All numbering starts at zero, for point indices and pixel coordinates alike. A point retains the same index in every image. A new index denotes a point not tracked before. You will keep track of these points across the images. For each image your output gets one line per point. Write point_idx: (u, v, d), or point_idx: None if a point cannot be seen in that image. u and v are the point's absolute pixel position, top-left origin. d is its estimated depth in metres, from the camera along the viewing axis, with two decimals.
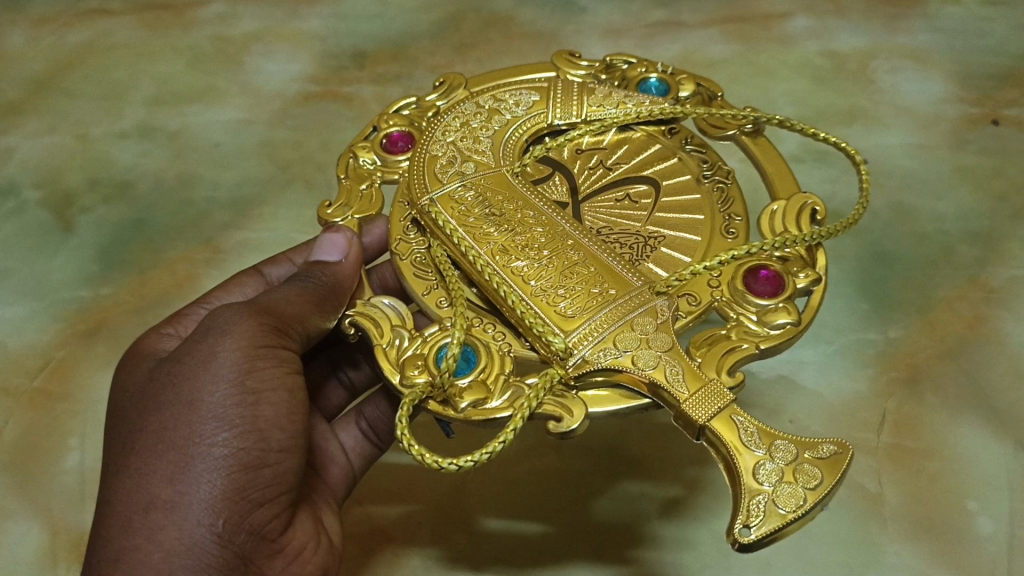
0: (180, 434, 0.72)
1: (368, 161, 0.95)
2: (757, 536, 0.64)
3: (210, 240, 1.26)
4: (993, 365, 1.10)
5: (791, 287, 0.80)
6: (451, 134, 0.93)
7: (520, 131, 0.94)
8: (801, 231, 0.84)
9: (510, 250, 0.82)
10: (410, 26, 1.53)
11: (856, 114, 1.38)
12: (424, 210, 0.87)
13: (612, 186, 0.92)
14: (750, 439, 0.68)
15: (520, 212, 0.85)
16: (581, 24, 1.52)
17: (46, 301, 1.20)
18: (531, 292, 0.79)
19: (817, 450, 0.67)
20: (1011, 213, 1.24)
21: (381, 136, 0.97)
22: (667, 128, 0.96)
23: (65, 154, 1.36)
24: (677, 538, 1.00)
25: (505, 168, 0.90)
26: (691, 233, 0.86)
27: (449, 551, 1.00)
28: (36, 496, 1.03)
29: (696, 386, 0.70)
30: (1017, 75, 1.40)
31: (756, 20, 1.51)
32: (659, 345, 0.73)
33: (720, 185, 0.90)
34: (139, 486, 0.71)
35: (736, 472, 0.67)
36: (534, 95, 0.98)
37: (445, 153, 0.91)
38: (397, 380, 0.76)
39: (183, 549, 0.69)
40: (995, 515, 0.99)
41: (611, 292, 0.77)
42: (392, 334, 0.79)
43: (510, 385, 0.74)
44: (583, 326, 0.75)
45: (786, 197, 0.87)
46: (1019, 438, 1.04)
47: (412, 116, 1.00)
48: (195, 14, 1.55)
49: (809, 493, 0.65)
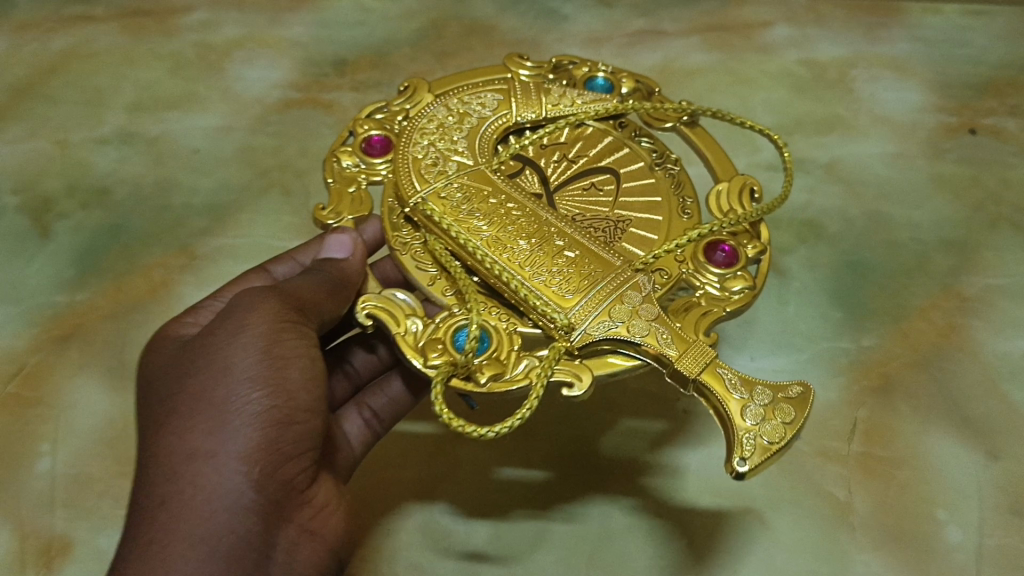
0: (212, 391, 0.72)
1: (351, 164, 0.93)
2: (751, 467, 0.68)
3: (187, 246, 1.26)
4: (966, 374, 1.10)
5: (743, 257, 0.84)
6: (428, 137, 0.92)
7: (490, 130, 0.94)
8: (744, 208, 0.88)
9: (503, 242, 0.82)
10: (394, 33, 1.54)
11: (834, 123, 1.38)
12: (415, 210, 0.85)
13: (577, 177, 0.92)
14: (732, 385, 0.72)
15: (501, 204, 0.85)
16: (562, 33, 1.53)
17: (21, 306, 1.20)
18: (529, 278, 0.80)
19: (786, 391, 0.72)
20: (986, 222, 1.25)
21: (360, 140, 0.94)
22: (616, 122, 0.97)
23: (44, 160, 1.36)
24: (648, 545, 0.98)
25: (484, 166, 0.89)
26: (649, 212, 0.89)
27: (417, 559, 0.98)
28: (5, 502, 1.03)
29: (683, 346, 0.74)
30: (995, 85, 1.41)
31: (737, 29, 1.52)
32: (649, 314, 0.76)
33: (671, 171, 0.92)
34: (178, 438, 0.71)
35: (725, 418, 0.71)
36: (496, 95, 0.97)
37: (427, 154, 0.90)
38: (419, 362, 0.75)
39: (222, 495, 0.68)
40: (964, 525, 0.99)
41: (597, 271, 0.79)
42: (407, 320, 0.78)
43: (522, 358, 0.76)
44: (581, 303, 0.77)
45: (726, 178, 0.91)
46: (990, 447, 1.04)
47: (386, 119, 0.97)
48: (178, 20, 1.56)
49: (789, 426, 0.70)
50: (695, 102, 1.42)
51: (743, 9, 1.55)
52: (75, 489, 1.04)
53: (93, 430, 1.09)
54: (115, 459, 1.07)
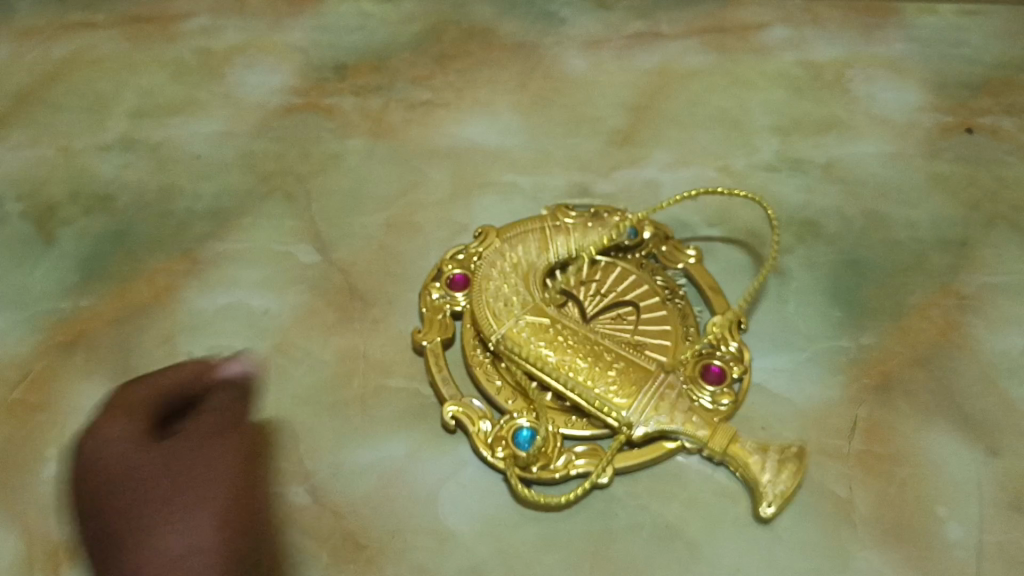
0: (123, 462, 0.99)
1: (438, 294, 1.16)
2: (772, 512, 0.99)
3: (190, 251, 1.26)
4: (965, 372, 1.11)
5: (730, 368, 1.08)
6: (498, 279, 1.14)
7: (542, 267, 1.16)
8: (735, 341, 1.11)
9: (568, 363, 1.06)
10: (393, 38, 1.55)
11: (832, 123, 1.39)
12: (497, 345, 1.09)
13: (608, 308, 1.14)
14: (750, 450, 1.02)
15: (560, 333, 1.09)
16: (560, 36, 1.54)
17: (25, 312, 1.21)
18: (587, 390, 1.05)
19: (789, 449, 1.02)
20: (983, 221, 1.26)
21: (445, 277, 1.18)
22: (635, 258, 1.20)
23: (47, 167, 1.37)
24: (651, 545, 0.99)
25: (540, 303, 1.12)
26: (660, 338, 1.11)
27: (422, 561, 0.98)
28: (13, 507, 1.04)
29: (711, 428, 1.03)
30: (990, 84, 1.43)
31: (734, 31, 1.53)
32: (682, 407, 1.04)
33: (678, 304, 1.14)
34: (151, 505, 0.93)
35: (747, 477, 1.01)
36: (536, 243, 1.19)
37: (498, 301, 1.12)
38: (490, 455, 1.03)
39: (143, 534, 0.91)
40: (965, 522, 1.00)
41: (639, 378, 1.05)
42: (480, 422, 1.06)
43: (564, 453, 1.03)
44: (634, 405, 1.04)
45: (722, 311, 1.13)
46: (989, 444, 1.05)
47: (466, 258, 1.20)
48: (179, 28, 1.57)
49: (795, 475, 1.00)
50: (694, 103, 1.43)
51: (740, 10, 1.56)
52: None
53: None
54: None
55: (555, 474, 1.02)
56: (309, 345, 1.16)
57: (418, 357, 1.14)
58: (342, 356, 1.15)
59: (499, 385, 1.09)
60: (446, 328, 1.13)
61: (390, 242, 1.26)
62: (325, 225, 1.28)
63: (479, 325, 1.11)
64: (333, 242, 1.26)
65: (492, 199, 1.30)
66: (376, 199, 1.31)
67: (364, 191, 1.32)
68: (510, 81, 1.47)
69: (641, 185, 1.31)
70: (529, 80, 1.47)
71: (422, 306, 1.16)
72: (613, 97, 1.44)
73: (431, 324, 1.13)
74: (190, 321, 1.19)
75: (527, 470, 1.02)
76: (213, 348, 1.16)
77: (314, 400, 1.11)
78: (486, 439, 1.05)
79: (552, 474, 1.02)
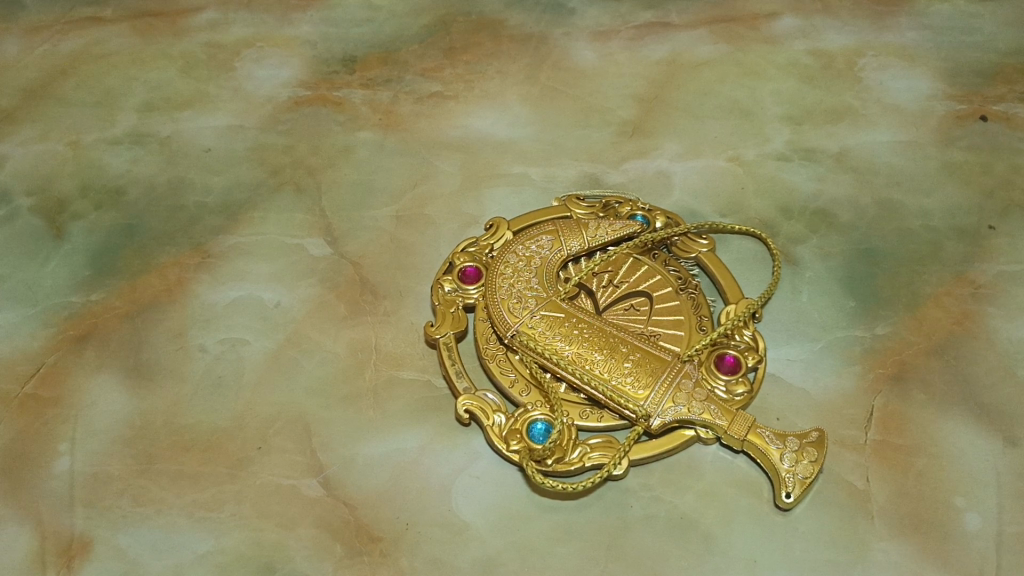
0: (117, 452, 1.07)
1: (449, 288, 1.15)
2: (793, 500, 0.98)
3: (201, 245, 1.26)
4: (982, 361, 1.10)
5: (746, 362, 1.06)
6: (512, 274, 1.14)
7: (555, 259, 1.15)
8: (750, 330, 1.10)
9: (584, 356, 1.06)
10: (401, 30, 1.54)
11: (844, 112, 1.38)
12: (512, 339, 1.09)
13: (621, 298, 1.14)
14: (771, 439, 1.01)
15: (575, 326, 1.09)
16: (569, 27, 1.53)
17: (37, 307, 1.20)
18: (603, 381, 1.04)
19: (808, 436, 1.01)
20: (998, 209, 1.25)
21: (457, 270, 1.16)
22: (648, 249, 1.18)
23: (57, 161, 1.37)
24: (667, 536, 0.99)
25: (554, 297, 1.12)
26: (676, 328, 1.10)
27: (437, 553, 0.98)
28: (27, 501, 1.04)
29: (730, 416, 1.02)
30: (1003, 72, 1.41)
31: (744, 20, 1.52)
32: (701, 396, 1.03)
33: (692, 293, 1.13)
34: (154, 485, 1.04)
35: (769, 464, 1.00)
36: (547, 236, 1.17)
37: (510, 297, 1.12)
38: (506, 449, 1.02)
39: (146, 514, 1.02)
40: (983, 512, 0.99)
41: (656, 369, 1.05)
42: (495, 414, 1.04)
43: (580, 445, 1.02)
44: (650, 396, 1.03)
45: (735, 301, 1.13)
46: (1007, 434, 1.04)
47: (476, 251, 1.19)
48: (188, 21, 1.57)
49: (815, 463, 0.99)
50: (704, 94, 1.42)
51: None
52: (95, 487, 1.05)
53: (112, 428, 1.09)
54: (133, 457, 1.07)
55: (570, 466, 1.01)
56: (321, 338, 1.15)
57: (430, 350, 1.14)
58: (354, 349, 1.14)
59: (513, 377, 1.08)
60: (459, 321, 1.12)
61: (401, 234, 1.25)
62: (335, 217, 1.28)
63: (493, 318, 1.11)
64: (344, 234, 1.26)
65: (502, 191, 1.30)
66: (386, 192, 1.31)
67: (374, 184, 1.32)
68: (519, 73, 1.46)
69: (651, 176, 1.31)
70: (539, 72, 1.46)
71: (434, 299, 1.15)
72: (623, 87, 1.43)
73: (444, 317, 1.12)
74: (202, 316, 1.19)
75: (542, 462, 1.01)
76: (226, 342, 1.16)
77: (326, 393, 1.10)
78: (500, 432, 1.04)
79: (568, 466, 1.01)
